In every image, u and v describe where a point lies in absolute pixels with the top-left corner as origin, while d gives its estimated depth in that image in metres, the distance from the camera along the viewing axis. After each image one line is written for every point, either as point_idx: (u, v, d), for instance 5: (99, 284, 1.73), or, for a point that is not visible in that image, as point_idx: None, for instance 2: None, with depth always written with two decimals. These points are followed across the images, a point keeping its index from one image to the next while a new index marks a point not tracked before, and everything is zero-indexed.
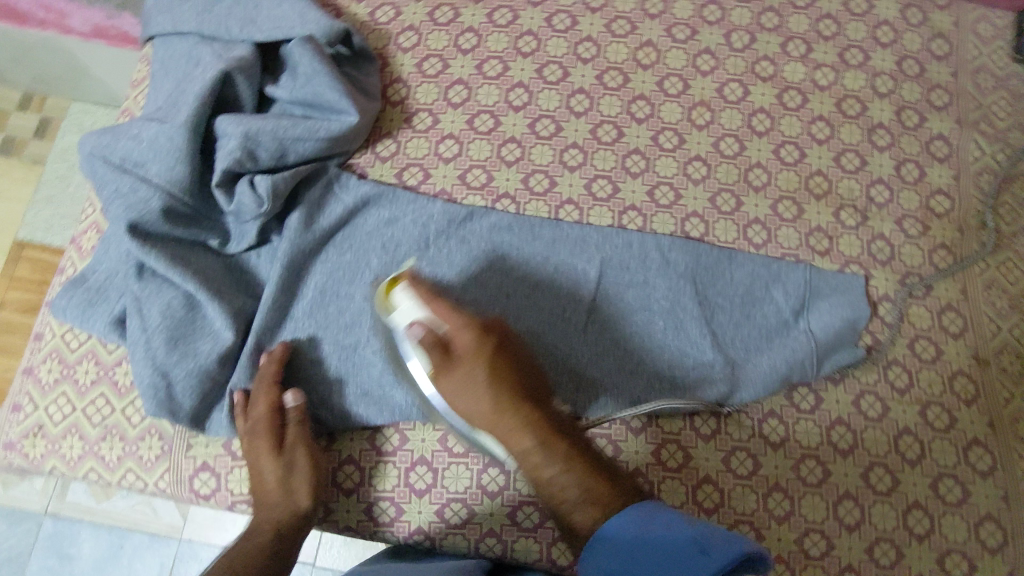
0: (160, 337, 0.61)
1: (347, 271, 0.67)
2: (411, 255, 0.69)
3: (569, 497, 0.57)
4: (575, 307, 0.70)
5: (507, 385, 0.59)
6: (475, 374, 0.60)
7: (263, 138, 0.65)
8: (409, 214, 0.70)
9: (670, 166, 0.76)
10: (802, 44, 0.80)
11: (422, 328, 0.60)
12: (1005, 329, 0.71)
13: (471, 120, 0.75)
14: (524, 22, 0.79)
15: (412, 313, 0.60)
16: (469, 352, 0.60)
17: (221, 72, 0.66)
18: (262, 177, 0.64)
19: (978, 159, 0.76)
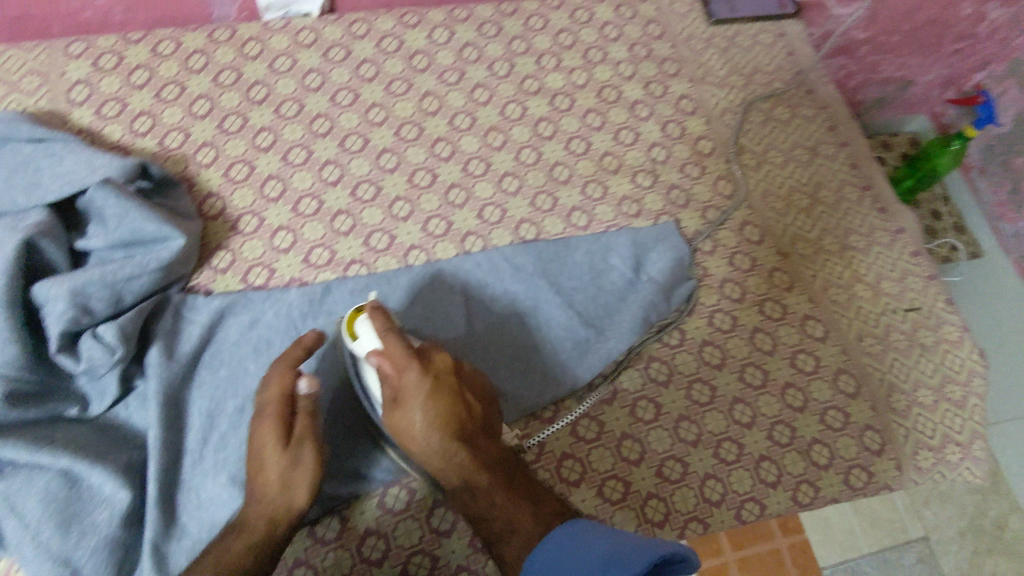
0: (47, 527, 0.58)
1: (227, 386, 0.70)
2: (285, 347, 0.72)
3: (506, 510, 0.62)
4: (454, 338, 0.75)
5: (445, 413, 0.62)
6: (412, 415, 0.62)
7: (93, 289, 0.65)
8: (268, 311, 0.74)
9: (487, 188, 0.85)
10: (552, 58, 0.95)
11: (380, 360, 0.62)
12: (789, 224, 0.89)
13: (295, 207, 0.80)
14: (311, 108, 0.86)
15: (372, 343, 0.63)
16: (413, 390, 0.62)
17: (22, 241, 0.64)
18: (106, 325, 0.64)
19: (718, 104, 0.96)
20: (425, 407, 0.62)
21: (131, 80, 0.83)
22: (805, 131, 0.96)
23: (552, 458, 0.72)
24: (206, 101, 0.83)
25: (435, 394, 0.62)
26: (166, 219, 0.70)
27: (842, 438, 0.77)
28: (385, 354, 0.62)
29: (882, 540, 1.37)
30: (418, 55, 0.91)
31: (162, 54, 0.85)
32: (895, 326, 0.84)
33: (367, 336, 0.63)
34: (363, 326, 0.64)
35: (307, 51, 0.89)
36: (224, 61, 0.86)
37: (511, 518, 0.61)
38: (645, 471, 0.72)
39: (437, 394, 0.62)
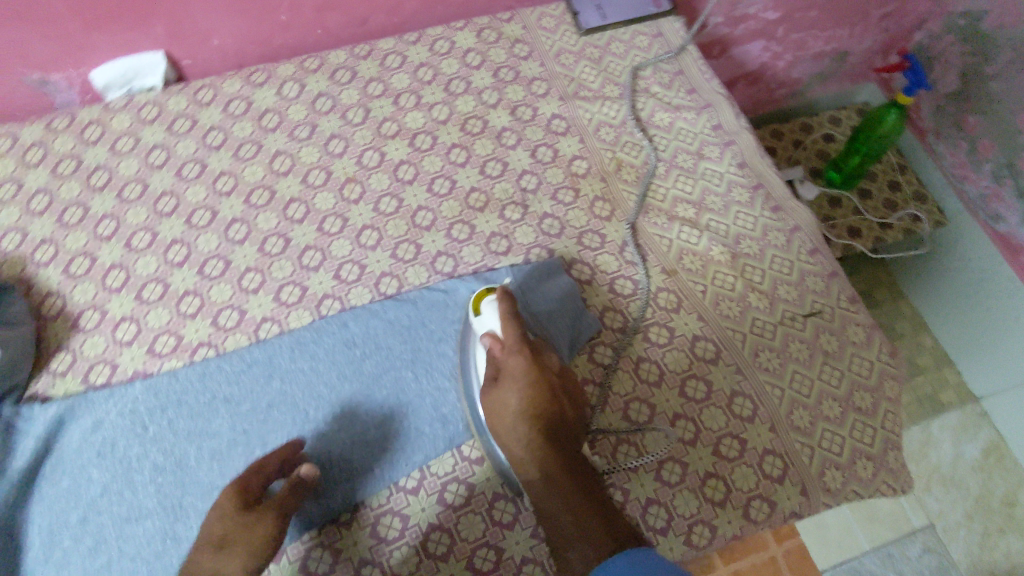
0: None
1: (68, 498, 0.66)
2: (129, 445, 0.69)
3: (574, 530, 0.60)
4: (320, 405, 0.73)
5: (535, 407, 0.65)
6: (508, 396, 0.65)
7: None
8: (111, 409, 0.70)
9: (345, 245, 0.81)
10: (411, 96, 0.90)
11: (493, 344, 0.67)
12: (675, 238, 0.83)
13: (139, 295, 0.76)
14: (155, 186, 0.83)
15: (489, 325, 0.69)
16: (515, 374, 0.65)
17: None
18: None
19: (592, 119, 0.90)
20: (528, 390, 0.65)
21: None
22: (687, 134, 0.90)
23: (416, 532, 0.67)
24: (45, 196, 0.81)
25: (531, 383, 0.65)
26: None
27: (740, 469, 0.70)
28: (497, 337, 0.67)
29: (885, 534, 1.29)
30: (268, 114, 0.88)
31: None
32: (793, 335, 0.77)
33: (489, 315, 0.70)
34: (486, 307, 0.70)
35: (151, 127, 0.86)
36: (64, 150, 0.84)
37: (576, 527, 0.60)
38: (520, 533, 0.67)
39: (538, 385, 0.65)
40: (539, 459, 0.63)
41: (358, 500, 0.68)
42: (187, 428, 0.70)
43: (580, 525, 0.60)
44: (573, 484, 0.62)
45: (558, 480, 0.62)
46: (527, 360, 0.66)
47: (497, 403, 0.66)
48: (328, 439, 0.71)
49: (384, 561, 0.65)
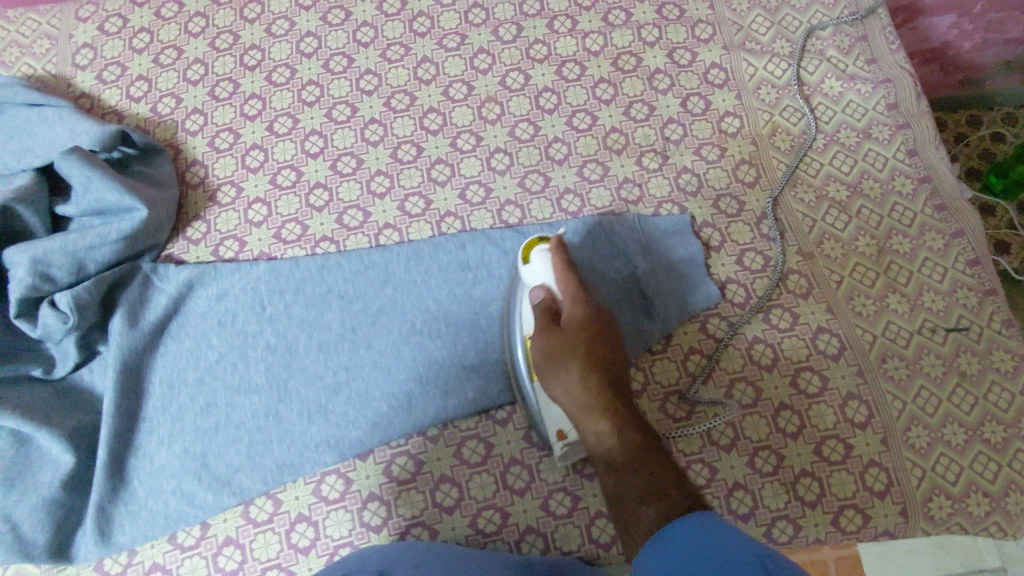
0: None
1: (189, 358, 0.71)
2: (249, 321, 0.72)
3: (653, 475, 0.55)
4: (426, 319, 0.73)
5: (595, 355, 0.61)
6: (568, 348, 0.60)
7: (54, 258, 0.66)
8: (237, 284, 0.74)
9: (474, 165, 0.79)
10: (566, 20, 0.86)
11: (548, 296, 0.62)
12: (819, 220, 0.77)
13: (273, 179, 0.78)
14: (303, 74, 0.83)
15: (541, 277, 0.63)
16: (577, 325, 0.61)
17: None
18: (62, 293, 0.65)
19: (754, 75, 0.83)
20: (591, 339, 0.61)
21: (132, 44, 0.84)
22: (857, 108, 0.81)
23: (498, 463, 0.68)
24: (201, 66, 0.83)
25: (592, 335, 0.61)
26: (131, 189, 0.70)
27: (838, 474, 0.67)
28: (553, 291, 0.63)
29: None
30: (420, 17, 0.86)
31: (165, 17, 0.85)
32: (929, 347, 0.71)
33: (540, 265, 0.63)
34: (537, 254, 0.64)
35: (306, 14, 0.86)
36: (223, 24, 0.85)
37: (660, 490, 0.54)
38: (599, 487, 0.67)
39: (599, 339, 0.61)
40: (609, 414, 0.59)
41: (449, 419, 0.69)
42: (301, 316, 0.73)
43: (654, 487, 0.55)
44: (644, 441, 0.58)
45: (632, 439, 0.58)
46: (588, 313, 0.61)
47: (553, 347, 0.61)
48: (430, 354, 0.72)
49: (464, 482, 0.67)
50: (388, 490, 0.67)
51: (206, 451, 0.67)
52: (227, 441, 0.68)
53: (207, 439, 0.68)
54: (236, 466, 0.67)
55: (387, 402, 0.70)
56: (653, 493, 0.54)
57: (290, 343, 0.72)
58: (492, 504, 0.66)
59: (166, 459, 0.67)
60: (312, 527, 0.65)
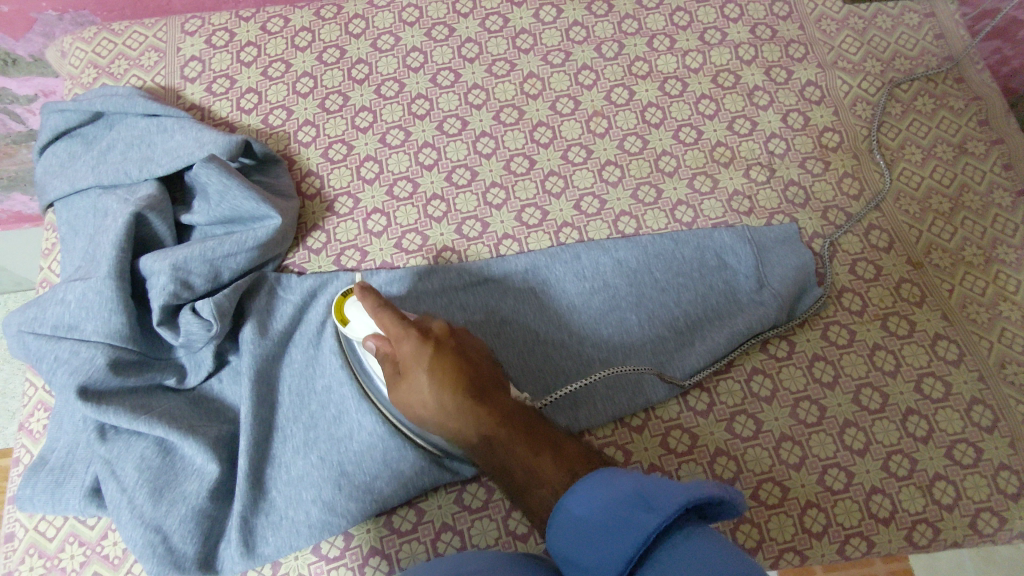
0: (142, 492, 0.61)
1: (316, 366, 0.71)
2: None
3: (528, 461, 0.53)
4: (549, 329, 0.74)
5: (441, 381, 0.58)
6: (410, 381, 0.59)
7: (193, 265, 0.66)
8: None
9: (587, 178, 0.81)
10: (665, 38, 0.88)
11: (380, 341, 0.61)
12: (926, 231, 0.79)
13: (390, 190, 0.79)
14: (411, 87, 0.84)
15: (367, 325, 0.62)
16: (411, 359, 0.59)
17: (132, 215, 0.67)
18: (203, 301, 0.65)
19: (849, 92, 0.86)
20: (428, 365, 0.58)
21: (240, 57, 0.85)
22: (951, 124, 0.84)
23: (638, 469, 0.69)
24: (309, 79, 0.84)
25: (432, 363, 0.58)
26: (265, 198, 0.70)
27: (971, 477, 0.68)
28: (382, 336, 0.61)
29: None
30: (523, 34, 0.87)
31: (271, 32, 0.86)
32: None
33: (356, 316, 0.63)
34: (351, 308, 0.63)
35: (410, 30, 0.87)
36: (329, 39, 0.86)
37: (532, 466, 0.53)
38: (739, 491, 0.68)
39: (440, 357, 0.59)
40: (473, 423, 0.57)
41: (584, 427, 0.70)
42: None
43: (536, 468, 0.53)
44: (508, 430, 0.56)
45: (494, 433, 0.56)
46: (416, 342, 0.59)
47: (405, 397, 0.59)
48: (555, 361, 0.73)
49: None
50: None
51: (342, 460, 0.66)
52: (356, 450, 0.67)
53: (342, 450, 0.67)
54: (374, 476, 0.66)
55: None
56: (532, 482, 0.53)
57: None
58: None
59: (303, 468, 0.66)
60: (459, 536, 0.66)
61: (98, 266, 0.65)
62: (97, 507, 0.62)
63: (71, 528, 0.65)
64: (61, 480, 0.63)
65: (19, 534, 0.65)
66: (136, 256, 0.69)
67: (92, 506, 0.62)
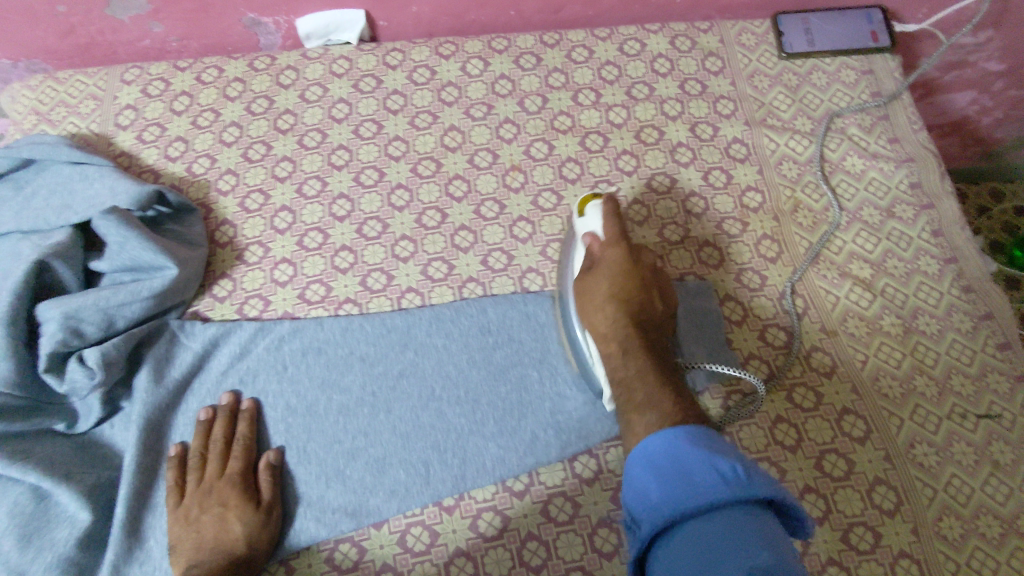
0: (10, 538, 0.62)
1: None
2: (270, 381, 0.73)
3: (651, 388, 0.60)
4: (446, 384, 0.72)
5: (623, 286, 0.68)
6: (599, 281, 0.68)
7: (85, 313, 0.68)
8: (260, 343, 0.74)
9: (497, 233, 0.80)
10: (591, 92, 0.88)
11: (591, 241, 0.71)
12: (843, 297, 0.76)
13: (301, 240, 0.80)
14: (334, 139, 0.86)
15: (587, 227, 0.71)
16: (610, 267, 0.69)
17: (34, 262, 0.69)
18: (91, 349, 0.67)
19: (775, 150, 0.84)
20: (618, 278, 0.68)
21: (173, 106, 0.88)
22: (880, 186, 0.82)
23: (514, 538, 0.66)
24: (237, 128, 0.86)
25: (623, 276, 0.68)
26: (165, 249, 0.72)
27: (868, 565, 0.64)
28: (598, 237, 0.71)
29: None
30: (448, 87, 0.89)
31: (205, 82, 0.89)
32: (959, 435, 0.69)
33: (594, 218, 0.71)
34: (591, 208, 0.73)
35: (339, 81, 0.89)
36: (260, 89, 0.89)
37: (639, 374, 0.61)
38: (617, 566, 0.64)
39: (629, 276, 0.68)
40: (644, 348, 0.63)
41: (467, 489, 0.68)
42: (321, 378, 0.73)
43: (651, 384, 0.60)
44: (651, 361, 0.62)
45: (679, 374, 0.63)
46: (624, 255, 0.69)
47: (618, 291, 0.67)
48: (447, 418, 0.71)
49: (479, 556, 0.65)
50: (402, 562, 0.65)
51: None
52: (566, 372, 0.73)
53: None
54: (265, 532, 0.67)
55: (405, 468, 0.69)
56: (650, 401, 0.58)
57: (315, 402, 0.72)
58: None
59: None
60: None
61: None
62: None
63: None
64: None
65: None
66: (38, 301, 0.71)
67: None
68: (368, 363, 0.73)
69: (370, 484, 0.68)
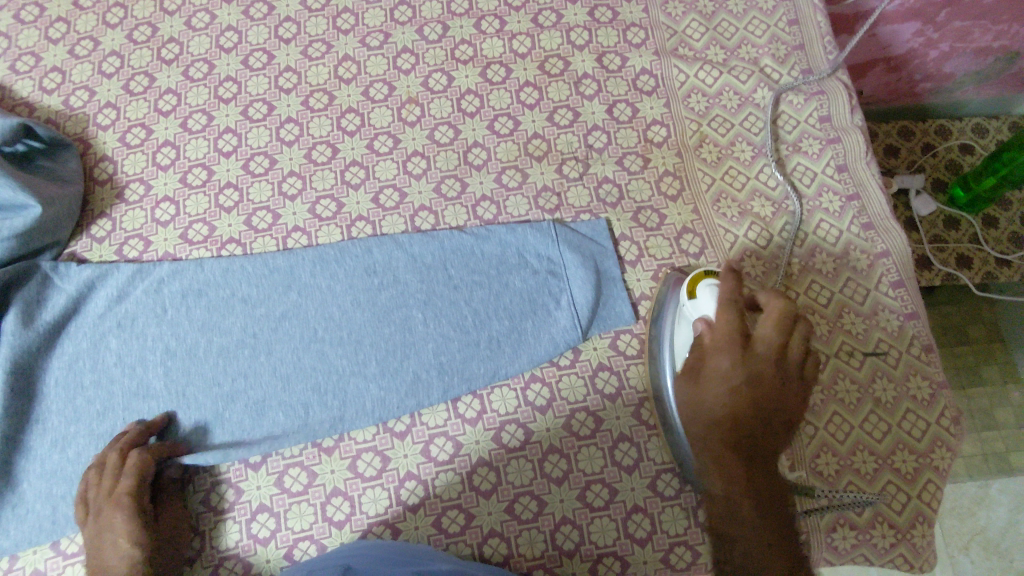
0: None
1: (86, 360, 0.69)
2: (149, 324, 0.70)
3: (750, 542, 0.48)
4: (329, 327, 0.70)
5: (741, 410, 0.50)
6: (708, 388, 0.52)
7: None
8: (137, 285, 0.71)
9: (390, 169, 0.77)
10: (494, 20, 0.84)
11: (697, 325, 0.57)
12: (742, 235, 0.74)
13: (183, 177, 0.77)
14: (221, 69, 0.81)
15: (702, 309, 0.60)
16: (723, 373, 0.51)
17: None
18: None
19: (684, 82, 0.81)
20: (735, 356, 0.51)
21: (49, 34, 0.82)
22: (789, 120, 0.79)
23: (392, 478, 0.66)
24: (117, 58, 0.81)
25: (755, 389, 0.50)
26: (27, 185, 0.68)
27: None
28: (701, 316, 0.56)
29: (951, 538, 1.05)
30: (345, 14, 0.84)
31: (84, 7, 0.84)
32: (845, 372, 0.69)
33: (706, 298, 0.60)
34: (703, 289, 0.61)
35: (228, 7, 0.84)
36: (142, 15, 0.83)
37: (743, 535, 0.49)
38: (493, 504, 0.65)
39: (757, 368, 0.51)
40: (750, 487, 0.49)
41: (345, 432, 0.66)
42: (200, 321, 0.70)
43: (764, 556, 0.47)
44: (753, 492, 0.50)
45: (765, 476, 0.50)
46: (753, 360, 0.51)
47: (734, 406, 0.50)
48: (328, 361, 0.69)
49: (356, 495, 0.65)
50: (279, 502, 0.65)
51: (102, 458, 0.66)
52: (511, 349, 0.69)
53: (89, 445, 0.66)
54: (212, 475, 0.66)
55: (283, 412, 0.67)
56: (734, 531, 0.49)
57: (196, 345, 0.69)
58: (384, 520, 0.65)
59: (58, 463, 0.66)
60: (199, 538, 0.64)
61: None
62: None
63: None
64: None
65: None
66: None
67: None
68: (249, 304, 0.71)
69: (247, 425, 0.67)
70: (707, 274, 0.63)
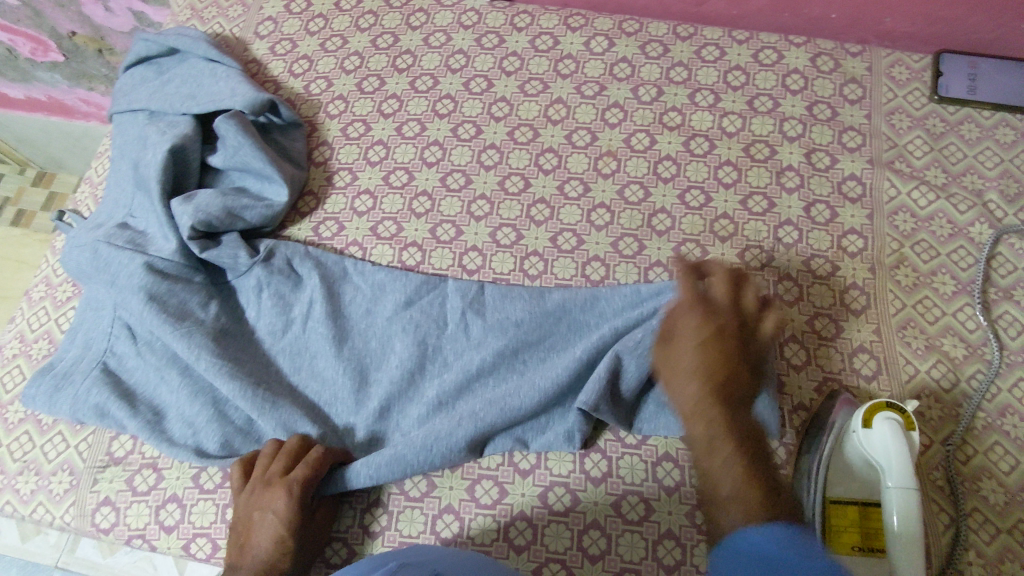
0: (119, 403, 0.69)
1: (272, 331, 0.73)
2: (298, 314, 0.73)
3: None
4: (456, 359, 0.70)
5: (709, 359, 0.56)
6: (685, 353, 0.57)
7: (213, 211, 0.74)
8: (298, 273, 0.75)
9: (574, 214, 0.79)
10: (709, 95, 0.84)
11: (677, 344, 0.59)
12: (925, 371, 0.69)
13: (387, 176, 0.83)
14: (443, 87, 0.87)
15: (868, 445, 0.58)
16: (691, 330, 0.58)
17: (169, 152, 0.75)
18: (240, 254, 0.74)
19: (893, 198, 0.77)
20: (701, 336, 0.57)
21: (309, 27, 0.93)
22: (1004, 264, 0.73)
23: (505, 512, 0.66)
24: (358, 58, 0.90)
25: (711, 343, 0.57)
26: (274, 161, 0.78)
27: None
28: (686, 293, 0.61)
29: None
30: (567, 60, 0.88)
31: (343, 10, 0.93)
32: (1015, 554, 0.61)
33: (882, 439, 0.57)
34: (880, 429, 0.57)
35: (464, 33, 0.91)
36: (389, 26, 0.92)
37: None
38: (597, 571, 0.63)
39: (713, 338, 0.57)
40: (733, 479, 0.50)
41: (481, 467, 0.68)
42: (362, 308, 0.73)
43: None
44: None
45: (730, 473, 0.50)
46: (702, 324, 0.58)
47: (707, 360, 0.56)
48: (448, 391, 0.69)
49: (467, 518, 0.66)
50: (394, 501, 0.67)
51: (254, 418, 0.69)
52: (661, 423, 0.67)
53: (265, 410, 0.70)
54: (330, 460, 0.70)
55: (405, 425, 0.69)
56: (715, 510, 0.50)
57: (350, 333, 0.72)
58: (486, 551, 0.65)
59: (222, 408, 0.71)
60: None
61: (141, 199, 0.77)
62: (74, 395, 0.70)
63: (31, 423, 0.74)
64: (44, 372, 0.72)
65: (8, 387, 0.76)
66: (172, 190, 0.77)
67: (70, 391, 0.70)
68: (382, 319, 0.73)
69: (376, 425, 0.69)
70: (887, 406, 0.59)
